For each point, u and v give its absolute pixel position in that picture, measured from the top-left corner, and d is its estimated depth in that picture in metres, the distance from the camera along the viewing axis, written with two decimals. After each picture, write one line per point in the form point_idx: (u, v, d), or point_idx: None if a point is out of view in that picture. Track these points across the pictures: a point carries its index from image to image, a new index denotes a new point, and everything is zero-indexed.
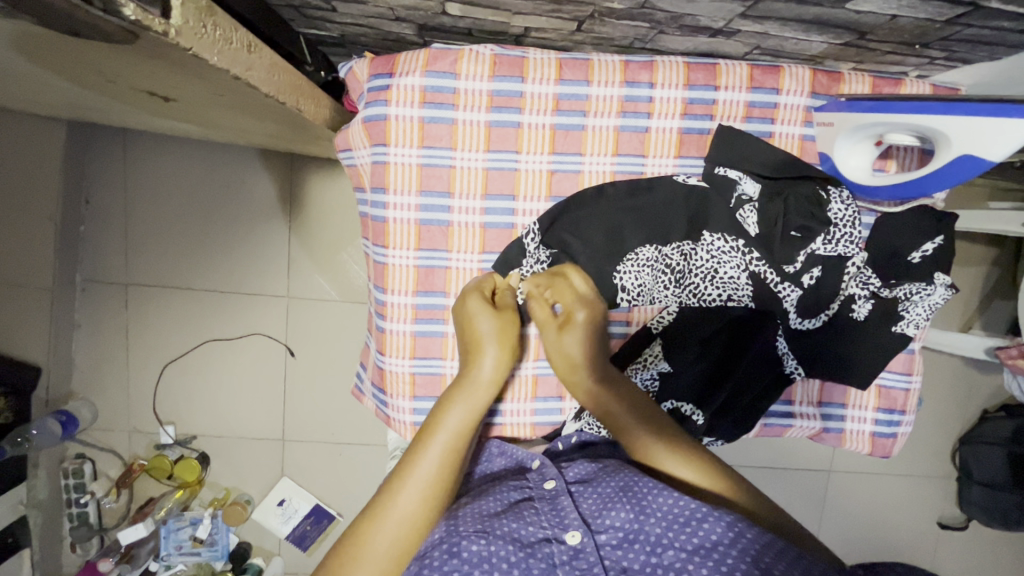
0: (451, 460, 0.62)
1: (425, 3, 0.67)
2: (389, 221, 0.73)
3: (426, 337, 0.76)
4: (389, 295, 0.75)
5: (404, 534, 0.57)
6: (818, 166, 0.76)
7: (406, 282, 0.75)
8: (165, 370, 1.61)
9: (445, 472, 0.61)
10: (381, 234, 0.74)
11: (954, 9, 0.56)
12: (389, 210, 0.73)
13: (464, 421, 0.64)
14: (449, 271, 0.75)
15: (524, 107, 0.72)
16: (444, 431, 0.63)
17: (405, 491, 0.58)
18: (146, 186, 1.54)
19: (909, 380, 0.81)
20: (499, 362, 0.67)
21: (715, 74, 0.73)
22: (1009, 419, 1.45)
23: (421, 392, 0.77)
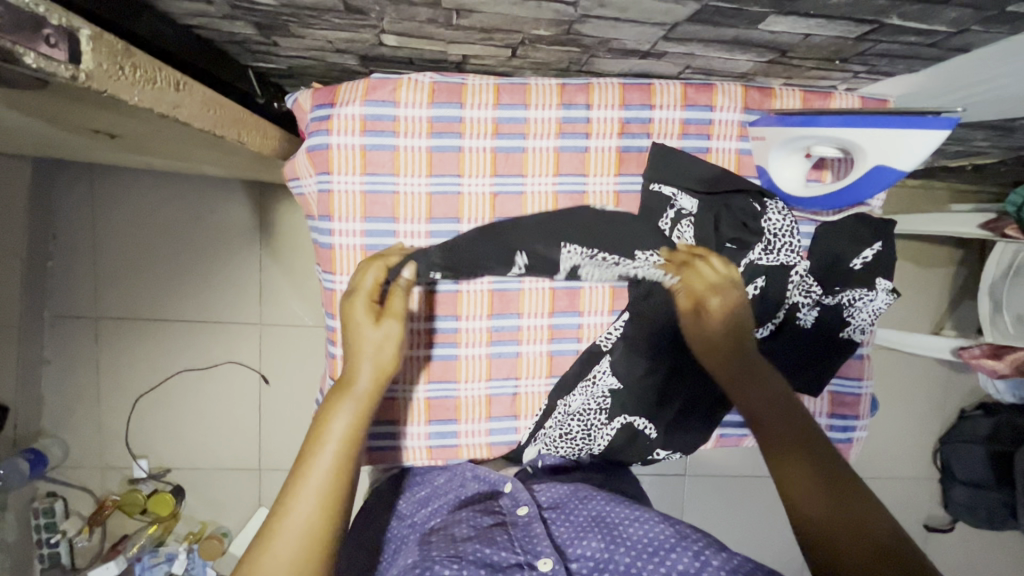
0: (342, 468, 0.59)
1: (361, 36, 0.69)
2: (335, 247, 0.74)
3: None
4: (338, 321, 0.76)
5: (301, 551, 0.52)
6: (756, 179, 0.78)
7: None
8: (138, 402, 1.59)
9: (339, 480, 0.58)
10: (328, 260, 0.75)
11: (860, 27, 0.58)
12: (335, 237, 0.74)
13: (352, 425, 0.62)
14: None
15: (464, 132, 0.73)
16: (331, 436, 0.60)
17: (299, 505, 0.55)
18: (114, 219, 1.54)
19: (860, 385, 0.83)
20: (376, 368, 0.66)
21: (650, 93, 0.75)
22: (986, 418, 1.49)
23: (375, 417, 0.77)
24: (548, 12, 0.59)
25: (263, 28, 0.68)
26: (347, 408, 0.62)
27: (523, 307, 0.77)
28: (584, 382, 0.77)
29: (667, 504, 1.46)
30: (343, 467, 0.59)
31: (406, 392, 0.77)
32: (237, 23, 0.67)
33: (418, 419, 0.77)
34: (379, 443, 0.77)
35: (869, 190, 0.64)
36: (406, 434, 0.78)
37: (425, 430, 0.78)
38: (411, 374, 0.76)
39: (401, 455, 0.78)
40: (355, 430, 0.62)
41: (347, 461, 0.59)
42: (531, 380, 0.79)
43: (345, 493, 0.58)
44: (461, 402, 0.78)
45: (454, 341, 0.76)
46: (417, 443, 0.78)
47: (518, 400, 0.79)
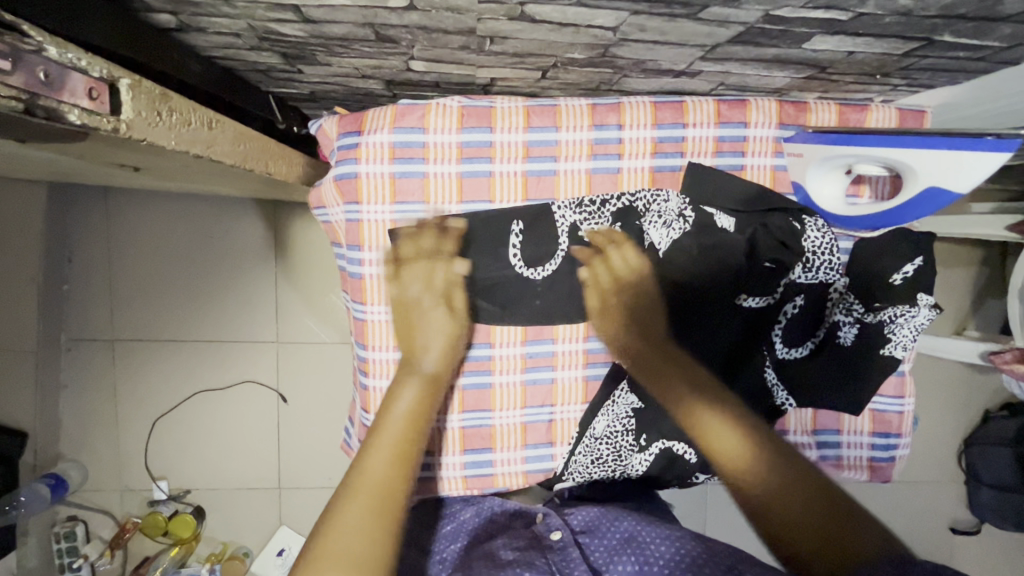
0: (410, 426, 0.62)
1: (388, 62, 0.68)
2: (365, 277, 0.73)
3: None
4: (370, 351, 0.74)
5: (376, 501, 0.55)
6: (792, 196, 0.76)
7: (386, 337, 0.74)
8: (157, 424, 1.59)
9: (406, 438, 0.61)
10: (358, 290, 0.74)
11: (907, 44, 0.56)
12: (366, 266, 0.73)
13: (414, 402, 0.64)
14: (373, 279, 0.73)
15: (494, 156, 0.72)
16: (396, 416, 0.63)
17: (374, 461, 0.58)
18: (129, 241, 1.53)
19: (902, 402, 0.81)
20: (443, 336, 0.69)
21: (683, 112, 0.74)
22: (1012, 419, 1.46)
23: None
24: (584, 37, 0.58)
25: (289, 58, 0.67)
26: (412, 386, 0.65)
27: (557, 333, 0.75)
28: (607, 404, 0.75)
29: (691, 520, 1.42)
30: (411, 442, 0.61)
31: (439, 421, 0.75)
32: (264, 53, 0.66)
33: (454, 448, 0.76)
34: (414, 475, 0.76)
35: (918, 210, 0.62)
36: (441, 464, 0.76)
37: (460, 459, 0.76)
38: (447, 403, 0.75)
39: (438, 485, 0.77)
40: (421, 407, 0.64)
41: (414, 435, 0.62)
42: (566, 407, 0.77)
43: (416, 454, 0.61)
44: (496, 430, 0.76)
45: (488, 368, 0.75)
46: (452, 473, 0.77)
47: (554, 426, 0.77)
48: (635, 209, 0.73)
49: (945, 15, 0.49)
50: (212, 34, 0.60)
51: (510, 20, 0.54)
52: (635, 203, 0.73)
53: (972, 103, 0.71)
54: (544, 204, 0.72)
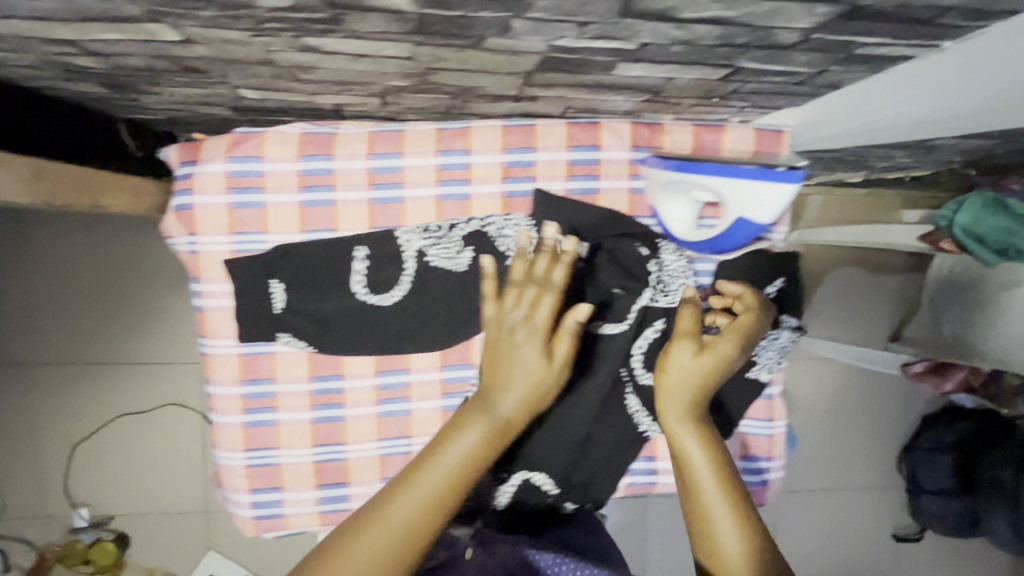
0: (466, 477, 0.58)
1: (215, 91, 0.66)
2: (206, 311, 0.71)
3: (258, 427, 0.73)
4: (215, 386, 0.72)
5: (387, 541, 0.54)
6: (649, 219, 0.75)
7: (229, 372, 0.71)
8: (78, 448, 1.55)
9: (452, 491, 0.57)
10: (200, 323, 0.72)
11: (717, 70, 0.55)
12: (205, 299, 0.71)
13: (476, 447, 0.59)
14: (212, 311, 0.71)
15: (336, 184, 0.70)
16: (447, 458, 0.58)
17: (394, 505, 0.55)
18: (46, 263, 1.50)
19: (771, 426, 0.80)
20: (521, 399, 0.62)
21: (532, 135, 0.72)
22: (951, 426, 1.40)
23: (259, 484, 0.74)
24: (390, 66, 0.56)
25: (113, 87, 0.65)
26: (477, 429, 0.59)
27: (411, 363, 0.74)
28: None
29: (632, 566, 1.42)
30: (453, 491, 0.57)
31: (290, 457, 0.73)
32: (82, 83, 0.64)
33: (308, 484, 0.74)
34: (266, 512, 0.74)
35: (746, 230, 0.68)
36: (294, 501, 0.74)
37: (314, 494, 0.74)
38: (297, 438, 0.73)
39: (290, 522, 0.75)
40: (476, 459, 0.59)
41: (459, 485, 0.58)
42: (424, 438, 0.75)
43: (449, 510, 0.57)
44: (350, 464, 0.74)
45: (339, 402, 0.73)
46: (307, 509, 0.75)
47: (412, 458, 0.76)
48: (485, 233, 0.72)
49: (727, 44, 0.48)
50: (10, 67, 0.58)
51: (299, 51, 0.52)
52: (485, 226, 0.72)
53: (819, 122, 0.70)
54: (388, 231, 0.71)
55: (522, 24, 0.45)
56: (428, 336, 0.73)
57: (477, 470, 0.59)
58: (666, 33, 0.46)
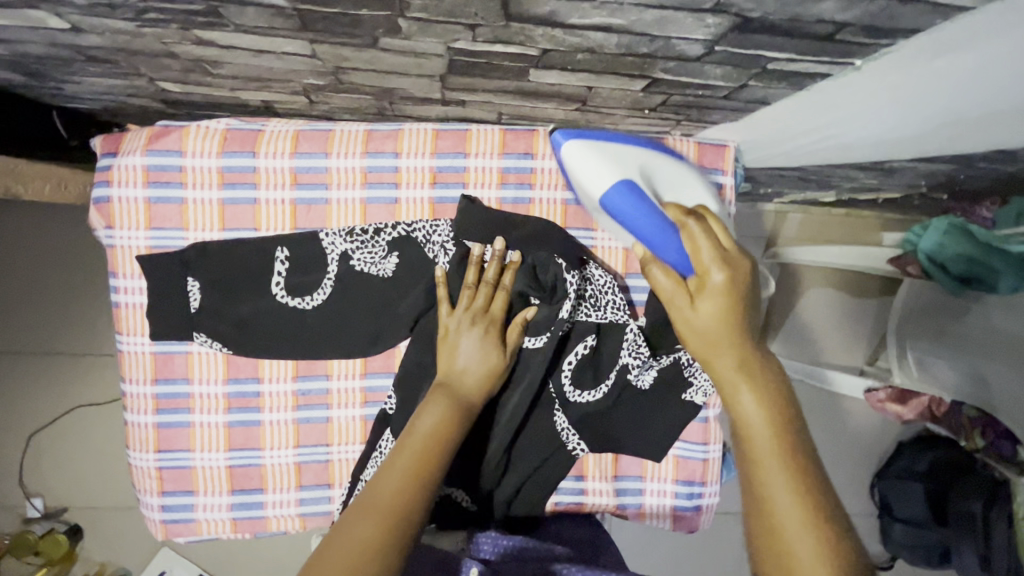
0: (438, 447, 0.57)
1: (134, 83, 0.64)
2: (120, 307, 0.69)
3: (171, 428, 0.71)
4: (128, 384, 0.70)
5: (372, 518, 0.50)
6: (584, 232, 0.73)
7: (143, 370, 0.70)
8: (33, 439, 1.52)
9: (429, 460, 0.56)
10: (114, 319, 0.70)
11: (634, 81, 0.53)
12: (120, 295, 0.69)
13: (439, 424, 0.59)
14: (125, 308, 0.69)
15: (259, 183, 0.68)
16: (417, 432, 0.58)
17: (381, 483, 0.53)
18: (10, 250, 1.49)
19: (705, 449, 0.77)
20: (481, 372, 0.65)
21: (466, 141, 0.71)
22: (925, 452, 1.35)
23: (170, 487, 0.72)
24: (299, 64, 0.54)
25: (30, 74, 0.64)
26: (439, 405, 0.60)
27: (332, 369, 0.72)
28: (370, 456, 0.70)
29: None
30: (430, 460, 0.56)
31: (203, 460, 0.72)
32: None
33: (220, 489, 0.72)
34: (175, 515, 0.73)
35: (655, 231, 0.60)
36: (205, 506, 0.72)
37: (227, 500, 0.72)
38: (211, 442, 0.71)
39: (202, 527, 0.73)
40: (448, 429, 0.59)
41: (436, 455, 0.56)
42: (344, 447, 0.73)
43: (429, 479, 0.54)
44: (266, 471, 0.72)
45: (256, 407, 0.71)
46: (219, 515, 0.73)
47: (331, 467, 0.73)
48: (413, 239, 0.71)
49: (632, 54, 0.46)
50: None
51: (197, 45, 0.50)
52: (412, 232, 0.71)
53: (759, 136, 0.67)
54: (311, 233, 0.69)
55: (408, 24, 0.43)
56: (350, 343, 0.72)
57: (452, 439, 0.59)
58: (564, 39, 0.44)
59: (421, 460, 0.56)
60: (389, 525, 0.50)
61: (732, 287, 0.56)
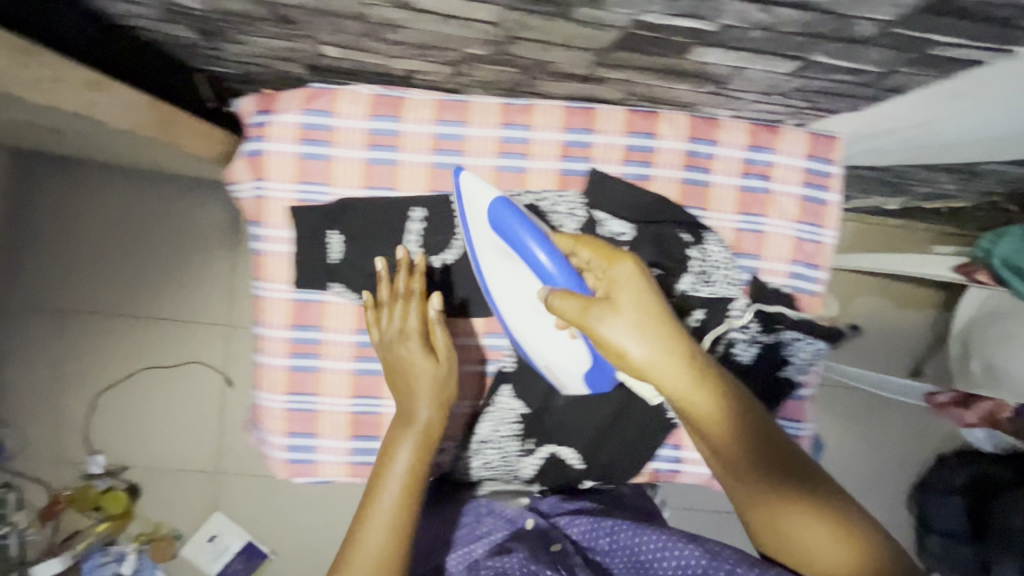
0: (407, 490, 0.66)
1: (300, 46, 0.69)
2: (265, 254, 0.74)
3: (302, 372, 0.76)
4: (265, 328, 0.75)
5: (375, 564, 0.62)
6: (699, 210, 0.77)
7: (281, 316, 0.75)
8: (100, 397, 1.57)
9: (402, 506, 0.65)
10: (257, 266, 0.75)
11: (788, 62, 0.57)
12: (266, 243, 0.74)
13: (412, 461, 0.68)
14: (268, 255, 0.74)
15: (401, 145, 0.73)
16: (395, 473, 0.67)
17: (371, 530, 0.63)
18: (90, 212, 1.54)
19: (800, 427, 0.81)
20: (433, 403, 0.71)
21: (593, 118, 0.75)
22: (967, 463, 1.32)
23: (295, 428, 0.77)
24: (475, 31, 0.59)
25: (205, 33, 0.69)
26: (406, 443, 0.68)
27: (453, 326, 0.77)
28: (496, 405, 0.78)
29: None
30: (406, 505, 0.66)
31: (328, 405, 0.77)
32: (177, 26, 0.67)
33: (342, 433, 0.77)
34: (298, 456, 0.78)
35: (528, 246, 0.63)
36: (327, 449, 0.78)
37: (346, 445, 0.78)
38: (337, 387, 0.77)
39: (320, 469, 0.78)
40: (416, 472, 0.67)
41: (410, 495, 0.66)
42: (458, 401, 0.79)
43: (410, 521, 0.65)
44: (385, 419, 0.78)
45: (380, 357, 0.76)
46: (338, 458, 0.78)
47: (445, 419, 0.79)
48: (539, 207, 0.74)
49: (807, 33, 0.50)
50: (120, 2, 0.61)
51: (395, 8, 0.55)
52: (539, 201, 0.74)
53: (879, 124, 0.71)
54: (445, 195, 0.74)
55: None
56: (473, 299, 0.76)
57: (422, 475, 0.68)
58: (752, 15, 0.48)
59: (395, 517, 0.65)
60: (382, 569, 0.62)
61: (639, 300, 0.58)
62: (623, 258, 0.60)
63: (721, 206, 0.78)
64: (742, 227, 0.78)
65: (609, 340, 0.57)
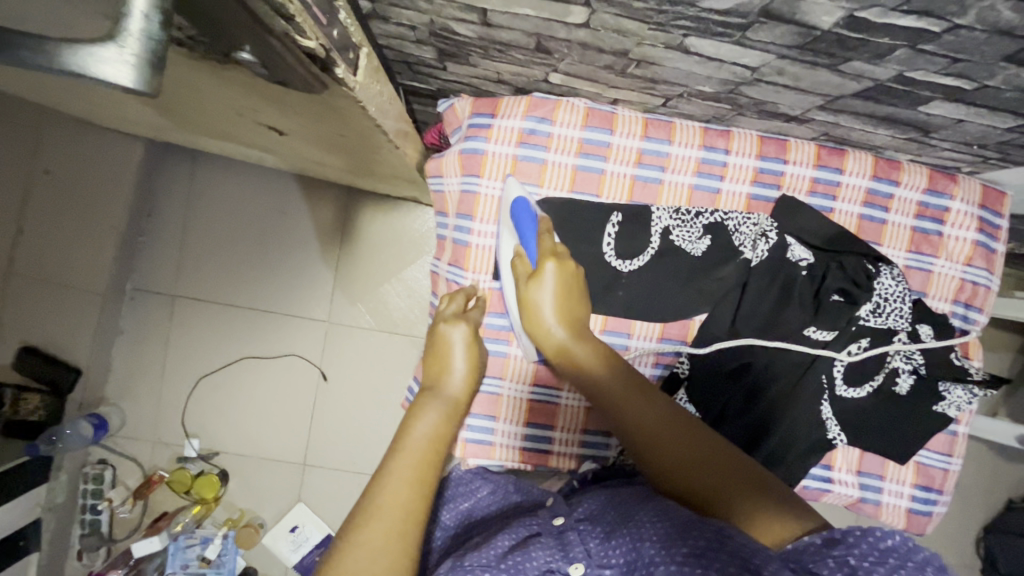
0: (428, 455, 0.65)
1: (530, 71, 0.75)
2: (471, 246, 0.83)
3: (491, 355, 0.84)
4: None
5: (395, 525, 0.57)
6: (874, 243, 0.82)
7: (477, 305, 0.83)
8: (200, 382, 1.63)
9: (423, 464, 0.64)
10: (461, 257, 0.84)
11: (1016, 120, 0.62)
12: (473, 236, 0.83)
13: (439, 423, 0.69)
14: (471, 247, 0.83)
15: (609, 156, 0.80)
16: (418, 435, 0.67)
17: (389, 486, 0.60)
18: (207, 206, 1.62)
19: (948, 460, 0.86)
20: (467, 376, 0.75)
21: (786, 148, 0.81)
22: None
23: (478, 409, 0.85)
24: (724, 73, 0.64)
25: (443, 55, 0.75)
26: (433, 409, 0.70)
27: (634, 329, 0.82)
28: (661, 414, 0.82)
29: None
30: (427, 466, 0.64)
31: (510, 390, 0.85)
32: (423, 47, 0.73)
33: (518, 420, 0.85)
34: (476, 437, 0.85)
35: (528, 238, 0.76)
36: (504, 433, 0.85)
37: (522, 430, 0.85)
38: (520, 375, 0.84)
39: (494, 452, 0.85)
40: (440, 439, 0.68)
41: (432, 454, 0.65)
42: None
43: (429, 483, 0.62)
44: (560, 409, 0.86)
45: None
46: (514, 442, 0.85)
47: None
48: (725, 226, 0.80)
49: None
50: (392, 24, 0.68)
51: (666, 48, 0.61)
52: (726, 220, 0.80)
53: None
54: (645, 207, 0.80)
55: (905, 52, 0.52)
56: (657, 314, 0.81)
57: (443, 442, 0.68)
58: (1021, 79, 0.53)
59: (418, 474, 0.62)
60: (405, 531, 0.57)
61: (557, 277, 0.72)
62: (550, 259, 0.73)
63: (894, 243, 0.83)
64: (911, 263, 0.83)
65: (533, 306, 0.73)
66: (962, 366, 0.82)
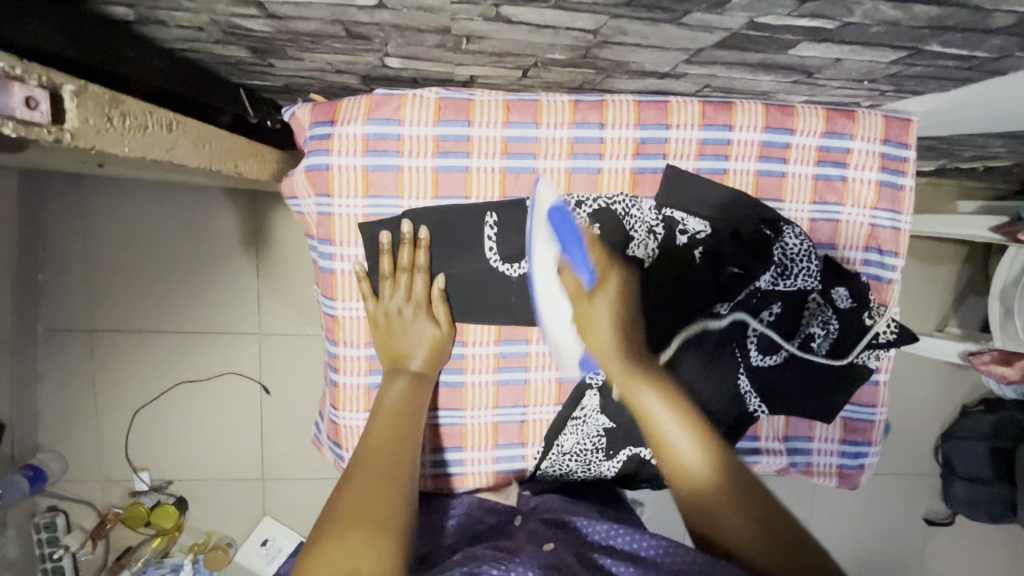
0: (401, 413, 0.68)
1: (363, 59, 0.65)
2: (336, 273, 0.76)
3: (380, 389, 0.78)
4: (341, 347, 0.77)
5: (382, 481, 0.59)
6: (773, 203, 0.76)
7: (357, 334, 0.77)
8: (138, 414, 1.57)
9: (397, 422, 0.67)
10: (330, 286, 0.76)
11: (895, 53, 0.55)
12: (336, 261, 0.75)
13: (405, 395, 0.70)
14: (337, 275, 0.76)
15: (472, 151, 0.72)
16: (387, 406, 0.69)
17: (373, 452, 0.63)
18: (104, 231, 1.49)
19: (874, 411, 0.83)
20: (428, 355, 0.74)
21: (666, 112, 0.73)
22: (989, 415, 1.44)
23: None
24: (565, 39, 0.55)
25: (258, 52, 0.64)
26: (400, 379, 0.71)
27: (531, 334, 0.78)
28: (575, 419, 0.78)
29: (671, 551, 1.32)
30: (403, 424, 0.67)
31: None
32: (230, 47, 0.63)
33: (427, 447, 0.79)
34: None
35: (574, 252, 0.69)
36: None
37: (430, 458, 0.79)
38: None
39: None
40: (411, 402, 0.70)
41: (405, 418, 0.68)
42: (539, 408, 0.80)
43: (408, 438, 0.66)
44: (467, 429, 0.80)
45: (460, 368, 0.78)
46: (423, 471, 0.80)
47: (526, 427, 0.81)
48: (613, 211, 0.73)
49: (933, 26, 0.47)
50: (174, 27, 0.57)
51: (486, 20, 0.51)
52: (612, 205, 0.73)
53: (963, 97, 0.68)
54: (519, 201, 0.73)
55: None
56: None
57: (415, 407, 0.70)
58: (881, 11, 0.45)
59: (391, 434, 0.66)
60: (391, 485, 0.59)
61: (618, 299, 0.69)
62: (612, 274, 0.70)
63: (796, 197, 0.76)
64: (816, 217, 0.77)
65: (591, 326, 0.69)
66: (874, 327, 0.76)
